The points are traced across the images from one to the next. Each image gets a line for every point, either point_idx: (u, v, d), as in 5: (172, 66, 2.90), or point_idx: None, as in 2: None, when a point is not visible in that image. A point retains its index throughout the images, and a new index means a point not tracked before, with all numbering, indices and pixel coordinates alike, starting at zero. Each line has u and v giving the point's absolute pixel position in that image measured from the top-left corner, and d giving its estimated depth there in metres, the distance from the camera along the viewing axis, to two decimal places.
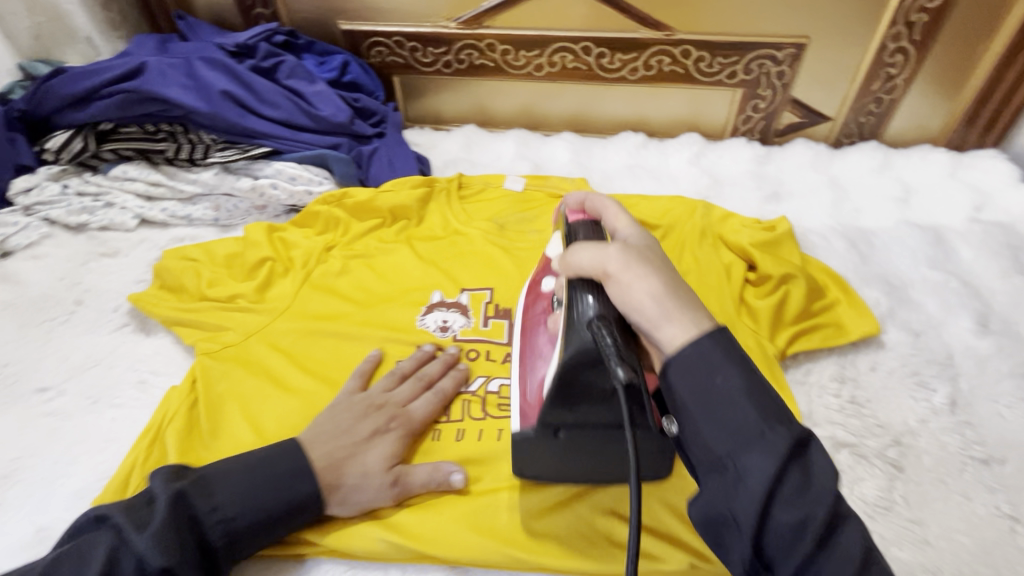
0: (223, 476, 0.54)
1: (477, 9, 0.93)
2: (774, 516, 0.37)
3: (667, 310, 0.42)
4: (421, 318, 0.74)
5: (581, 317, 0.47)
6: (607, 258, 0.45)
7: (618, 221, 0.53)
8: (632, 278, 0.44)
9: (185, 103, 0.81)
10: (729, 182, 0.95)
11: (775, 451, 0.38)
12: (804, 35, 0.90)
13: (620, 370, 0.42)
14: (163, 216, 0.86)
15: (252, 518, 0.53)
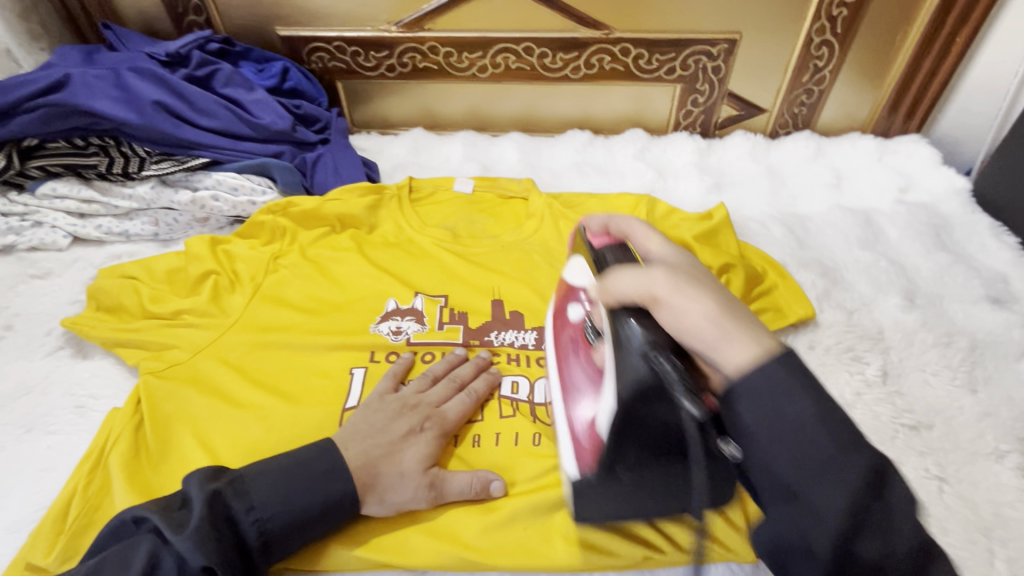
0: (259, 478, 0.52)
1: (417, 13, 0.93)
2: (854, 550, 0.36)
3: (724, 331, 0.42)
4: (375, 324, 0.74)
5: (639, 362, 0.44)
6: (652, 282, 0.45)
7: (649, 242, 0.55)
8: (685, 301, 0.44)
9: (115, 115, 0.78)
10: (674, 175, 0.97)
11: (848, 487, 0.36)
12: (735, 30, 0.93)
13: (691, 404, 0.40)
14: (98, 233, 0.84)
15: (288, 519, 0.51)
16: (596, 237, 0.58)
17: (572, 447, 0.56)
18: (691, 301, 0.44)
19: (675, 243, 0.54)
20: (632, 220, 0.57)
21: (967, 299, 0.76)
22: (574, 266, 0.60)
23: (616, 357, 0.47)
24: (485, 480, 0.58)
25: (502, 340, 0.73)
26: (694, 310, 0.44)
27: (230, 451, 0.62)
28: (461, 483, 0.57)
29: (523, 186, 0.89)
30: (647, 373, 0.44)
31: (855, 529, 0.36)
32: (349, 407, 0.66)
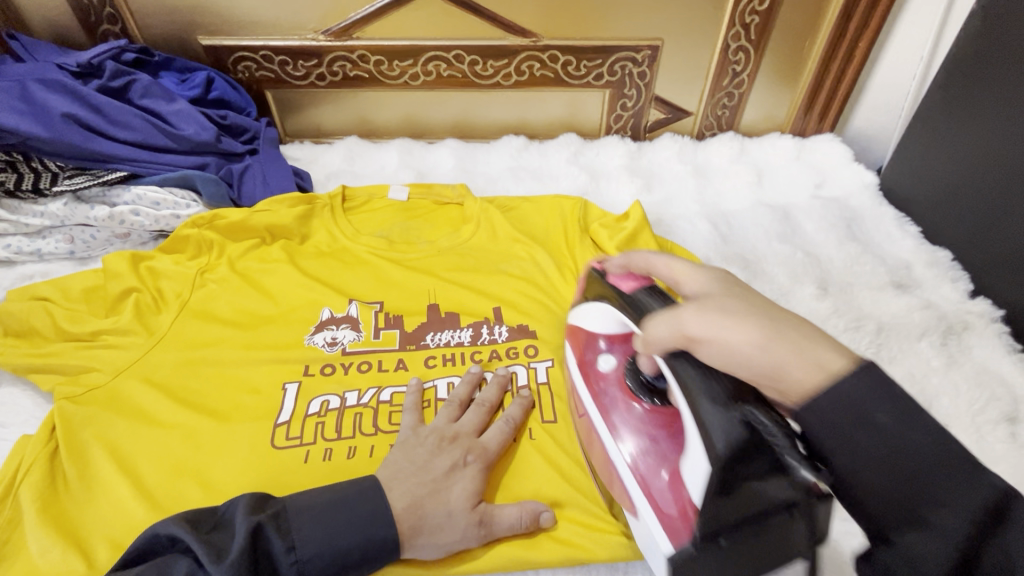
0: (306, 515, 0.50)
1: (345, 21, 0.93)
2: (845, 467, 0.38)
3: (776, 356, 0.41)
4: (309, 336, 0.72)
5: (713, 410, 0.41)
6: (687, 325, 0.43)
7: (678, 273, 0.50)
8: (726, 331, 0.42)
9: (20, 129, 0.74)
10: (606, 176, 1.00)
11: (815, 427, 0.39)
12: (657, 37, 0.97)
13: (764, 417, 0.39)
14: (6, 254, 0.79)
15: (329, 561, 0.49)
16: (623, 283, 0.55)
17: (646, 505, 0.51)
18: (731, 327, 0.42)
19: (703, 269, 0.48)
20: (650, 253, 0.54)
21: (874, 286, 0.81)
22: (587, 312, 0.60)
23: (691, 412, 0.42)
24: (533, 511, 0.57)
25: (439, 341, 0.73)
26: (735, 342, 0.42)
27: (152, 472, 0.60)
28: (509, 517, 0.56)
29: (458, 191, 0.90)
30: (737, 422, 0.39)
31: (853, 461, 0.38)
32: (280, 422, 0.64)
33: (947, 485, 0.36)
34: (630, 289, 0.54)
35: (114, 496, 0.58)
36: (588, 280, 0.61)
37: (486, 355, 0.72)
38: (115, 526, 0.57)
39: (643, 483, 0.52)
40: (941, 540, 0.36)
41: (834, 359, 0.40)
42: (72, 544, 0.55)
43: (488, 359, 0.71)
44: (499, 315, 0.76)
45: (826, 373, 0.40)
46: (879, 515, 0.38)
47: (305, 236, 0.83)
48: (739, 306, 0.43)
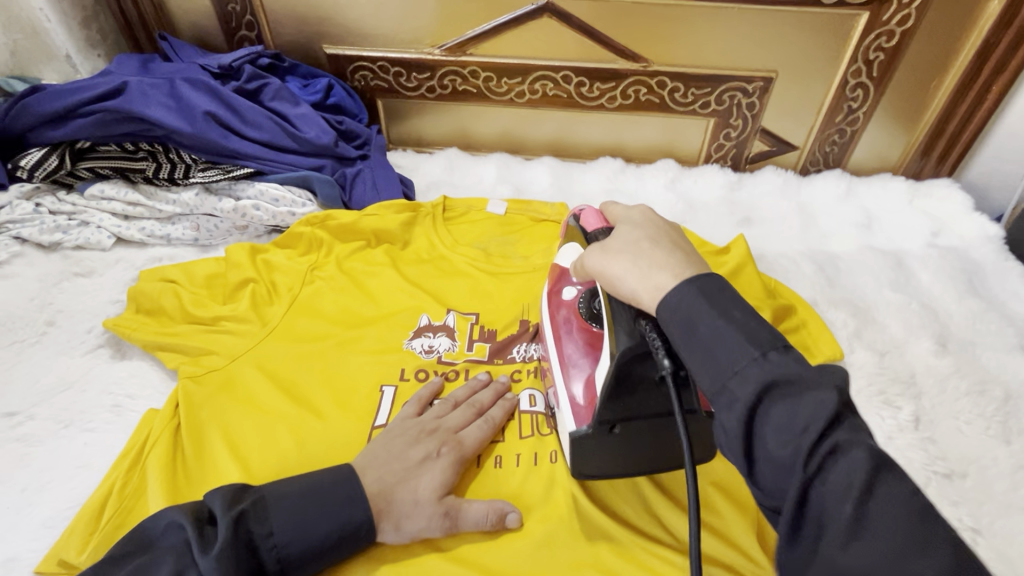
0: (302, 506, 0.50)
1: (461, 38, 0.96)
2: (766, 448, 0.36)
3: (641, 268, 0.44)
4: (408, 341, 0.74)
5: (626, 333, 0.48)
6: (586, 258, 0.50)
7: (618, 210, 0.53)
8: (607, 268, 0.47)
9: (167, 123, 0.81)
10: (704, 206, 0.98)
11: (743, 398, 0.36)
12: (772, 69, 0.95)
13: (665, 361, 0.44)
14: (140, 236, 0.85)
15: (306, 547, 0.49)
16: (585, 218, 0.59)
17: (563, 400, 0.56)
18: (615, 266, 0.46)
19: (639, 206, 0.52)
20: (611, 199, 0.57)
21: (1000, 347, 0.76)
22: (563, 249, 0.64)
23: (608, 334, 0.50)
24: (499, 508, 0.56)
25: (525, 355, 0.74)
26: (612, 273, 0.46)
27: (258, 467, 0.62)
28: (475, 513, 0.55)
29: (557, 211, 0.91)
30: (638, 334, 0.48)
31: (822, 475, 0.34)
32: (377, 425, 0.66)
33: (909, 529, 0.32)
34: (589, 227, 0.58)
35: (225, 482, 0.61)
36: (567, 226, 0.65)
37: None
38: None
39: (568, 376, 0.58)
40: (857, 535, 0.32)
41: (666, 280, 0.42)
42: None
43: None
44: None
45: (661, 293, 0.42)
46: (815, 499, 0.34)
47: (405, 242, 0.86)
48: (623, 244, 0.47)
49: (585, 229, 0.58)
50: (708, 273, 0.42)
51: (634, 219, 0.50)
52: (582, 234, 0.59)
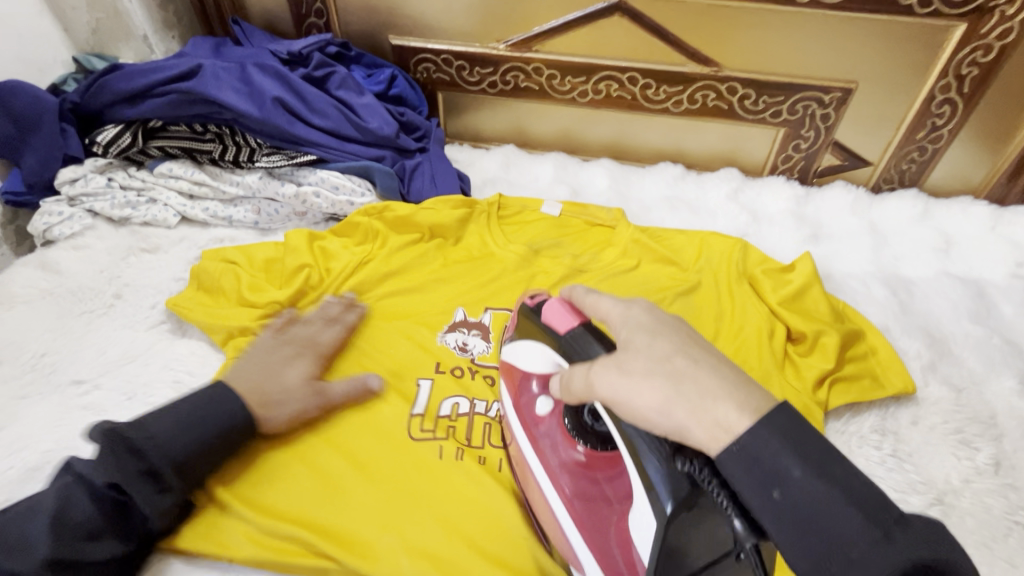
0: (169, 417, 0.56)
1: (528, 34, 0.94)
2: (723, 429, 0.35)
3: (684, 398, 0.37)
4: (443, 335, 0.74)
5: (657, 467, 0.39)
6: (596, 380, 0.42)
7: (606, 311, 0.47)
8: (628, 389, 0.39)
9: (236, 107, 0.82)
10: (768, 220, 0.94)
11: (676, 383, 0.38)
12: (852, 80, 0.90)
13: (738, 521, 0.35)
14: (204, 216, 0.87)
15: (157, 438, 0.55)
16: (551, 311, 0.53)
17: (592, 562, 0.49)
18: (638, 385, 0.39)
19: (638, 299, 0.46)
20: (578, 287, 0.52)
21: None
22: (526, 350, 0.57)
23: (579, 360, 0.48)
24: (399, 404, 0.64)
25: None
26: (642, 405, 0.39)
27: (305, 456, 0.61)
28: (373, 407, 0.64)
29: (613, 215, 0.88)
30: (682, 482, 0.38)
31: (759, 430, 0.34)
32: (414, 414, 0.65)
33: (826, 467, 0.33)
34: (554, 321, 0.52)
35: (268, 472, 0.60)
36: (520, 315, 0.59)
37: None
38: (271, 495, 0.58)
39: (572, 508, 0.52)
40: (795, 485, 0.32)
41: (732, 416, 0.35)
42: (246, 503, 0.58)
43: None
44: None
45: (726, 433, 0.35)
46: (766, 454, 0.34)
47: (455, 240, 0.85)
48: (646, 362, 0.40)
49: (555, 329, 0.52)
50: (762, 390, 0.37)
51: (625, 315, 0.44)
52: (547, 329, 0.53)
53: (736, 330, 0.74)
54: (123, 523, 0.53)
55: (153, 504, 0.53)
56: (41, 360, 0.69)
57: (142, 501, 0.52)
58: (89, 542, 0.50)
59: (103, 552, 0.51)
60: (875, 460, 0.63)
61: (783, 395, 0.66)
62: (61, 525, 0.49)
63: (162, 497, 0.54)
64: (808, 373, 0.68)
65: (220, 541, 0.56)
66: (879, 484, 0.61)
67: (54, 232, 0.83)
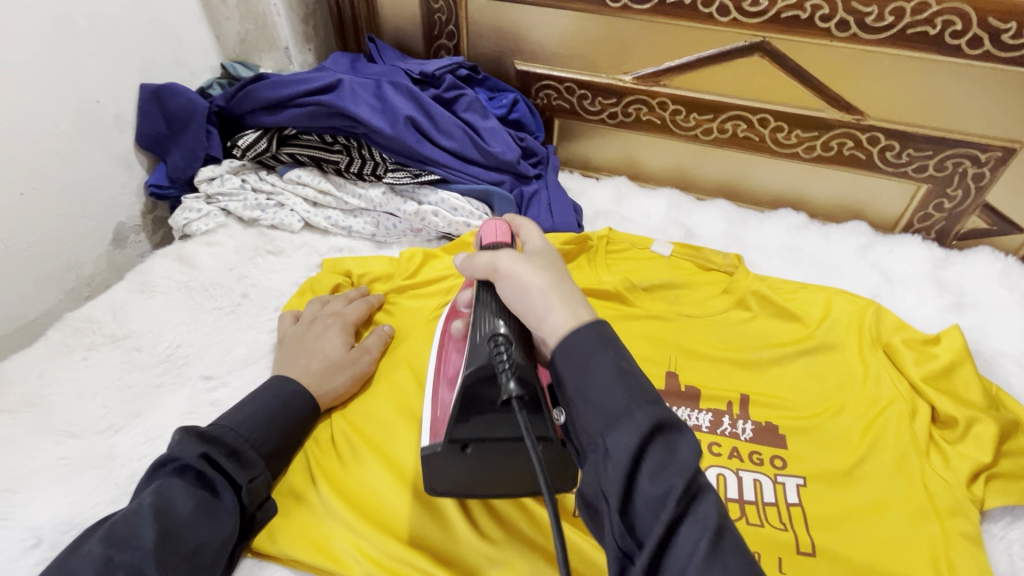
0: (244, 405, 0.60)
1: (657, 68, 0.92)
2: (580, 406, 0.40)
3: (548, 301, 0.45)
4: None
5: (488, 326, 0.48)
6: (501, 258, 0.49)
7: (531, 238, 0.54)
8: (523, 272, 0.47)
9: (371, 122, 0.85)
10: (904, 282, 0.87)
11: (634, 430, 0.38)
12: (1017, 139, 0.82)
13: (512, 385, 0.44)
14: (325, 224, 0.90)
15: (246, 415, 0.59)
16: (489, 228, 0.55)
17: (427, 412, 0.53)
18: (529, 270, 0.47)
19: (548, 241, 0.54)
20: (515, 218, 0.58)
21: None
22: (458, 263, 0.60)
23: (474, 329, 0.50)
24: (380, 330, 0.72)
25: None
26: (529, 284, 0.46)
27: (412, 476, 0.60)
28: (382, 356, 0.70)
29: (730, 261, 0.82)
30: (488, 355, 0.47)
31: (608, 400, 0.39)
32: None
33: (640, 434, 0.38)
34: (488, 239, 0.54)
35: (375, 485, 0.59)
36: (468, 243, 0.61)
37: (725, 450, 0.64)
38: (380, 511, 0.58)
39: (436, 385, 0.55)
40: (615, 438, 0.38)
41: (585, 312, 0.44)
42: (358, 517, 0.57)
43: (728, 456, 0.64)
44: (744, 408, 0.68)
45: (577, 321, 0.43)
46: (597, 416, 0.39)
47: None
48: (543, 263, 0.49)
49: (484, 243, 0.54)
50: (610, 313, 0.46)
51: (540, 246, 0.53)
52: (480, 248, 0.55)
53: (872, 401, 0.67)
54: (217, 511, 0.53)
55: (243, 475, 0.55)
56: (176, 351, 0.73)
57: (234, 475, 0.55)
58: (194, 526, 0.51)
59: (204, 535, 0.51)
60: None
61: (929, 485, 0.60)
62: (164, 511, 0.50)
63: (249, 472, 0.56)
64: (960, 466, 0.61)
65: (332, 556, 0.55)
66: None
67: (191, 227, 0.87)
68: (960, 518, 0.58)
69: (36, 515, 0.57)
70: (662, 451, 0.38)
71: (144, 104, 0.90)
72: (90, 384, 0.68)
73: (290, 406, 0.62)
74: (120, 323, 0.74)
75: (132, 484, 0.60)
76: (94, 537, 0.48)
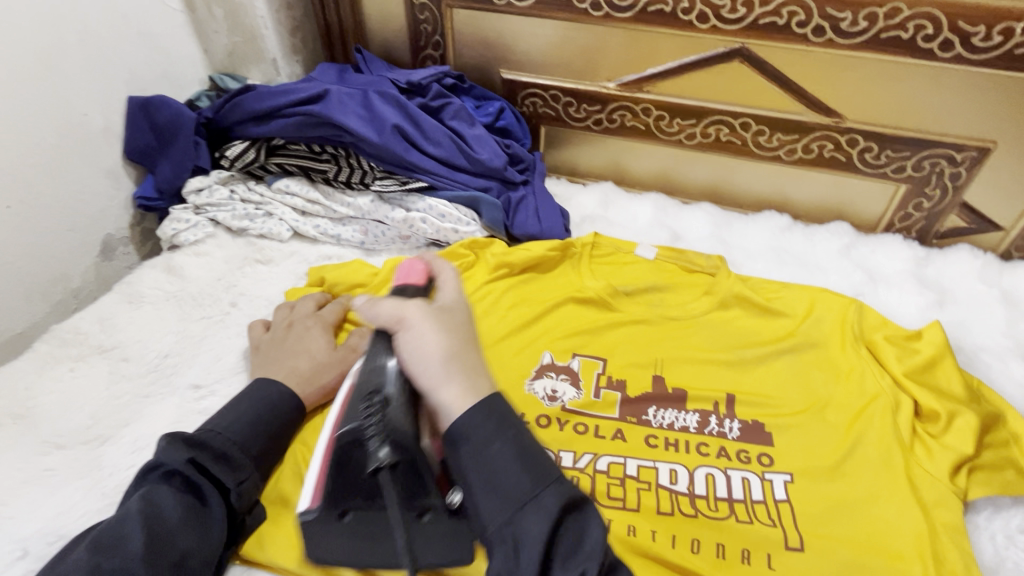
0: (231, 410, 0.60)
1: (641, 74, 0.94)
2: (474, 491, 0.44)
3: (448, 371, 0.48)
4: (529, 381, 0.71)
5: (381, 374, 0.49)
6: (407, 310, 0.50)
7: (444, 283, 0.57)
8: (429, 330, 0.50)
9: (358, 131, 0.86)
10: (886, 280, 0.88)
11: (537, 505, 0.42)
12: (991, 139, 0.84)
13: (382, 451, 0.46)
14: (314, 232, 0.90)
15: (234, 419, 0.59)
16: (405, 269, 0.59)
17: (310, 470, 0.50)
18: (433, 331, 0.50)
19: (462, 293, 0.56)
20: (433, 257, 0.61)
21: None
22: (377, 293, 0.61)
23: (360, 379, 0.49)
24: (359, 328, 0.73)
25: (660, 421, 0.67)
26: (433, 348, 0.49)
27: None
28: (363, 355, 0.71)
29: (713, 262, 0.83)
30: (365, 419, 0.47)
31: (499, 462, 0.44)
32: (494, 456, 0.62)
33: (547, 508, 0.43)
34: (403, 282, 0.57)
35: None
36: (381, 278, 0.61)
37: (714, 450, 0.65)
38: None
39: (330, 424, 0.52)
40: (514, 513, 0.42)
41: (481, 386, 0.48)
42: None
43: (716, 455, 0.64)
44: (730, 407, 0.69)
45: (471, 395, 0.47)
46: (494, 494, 0.43)
47: (546, 273, 0.83)
48: (451, 322, 0.52)
49: (401, 285, 0.57)
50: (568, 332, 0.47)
51: (452, 300, 0.55)
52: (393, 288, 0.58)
53: (856, 396, 0.68)
54: (203, 518, 0.53)
55: (232, 478, 0.55)
56: (164, 361, 0.72)
57: (223, 479, 0.55)
58: (183, 532, 0.51)
59: (194, 540, 0.51)
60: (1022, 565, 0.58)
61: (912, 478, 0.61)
62: (153, 519, 0.50)
63: (238, 475, 0.56)
64: (943, 458, 0.62)
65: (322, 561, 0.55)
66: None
67: (180, 238, 0.87)
68: (944, 509, 0.59)
69: (21, 527, 0.56)
70: (567, 522, 0.43)
71: (132, 116, 0.90)
72: (77, 396, 0.68)
73: (278, 412, 0.62)
74: (108, 333, 0.74)
75: (119, 494, 0.60)
76: (83, 546, 0.48)
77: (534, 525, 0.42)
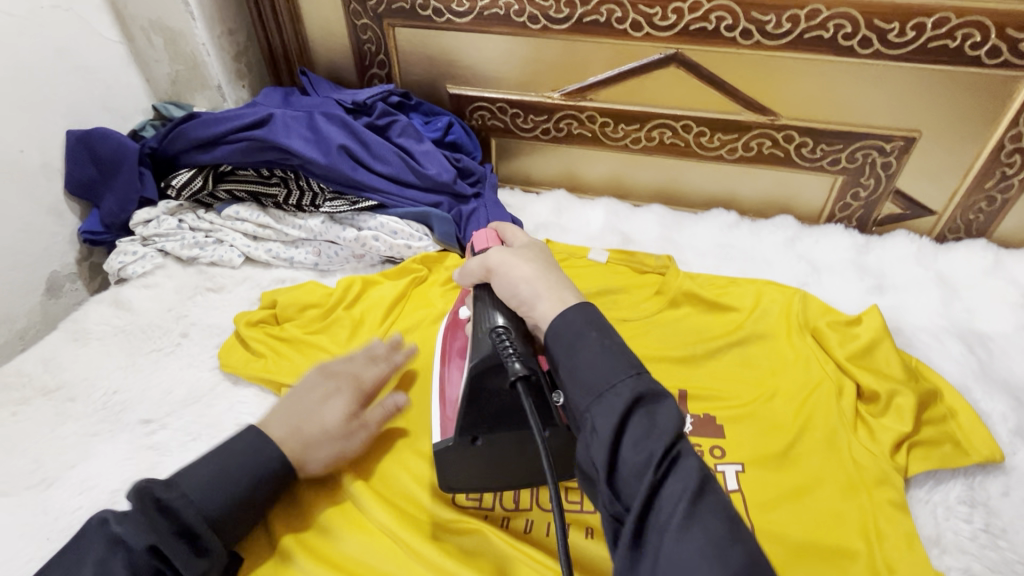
0: (216, 478, 0.52)
1: (583, 83, 0.96)
2: (564, 378, 0.45)
3: (536, 289, 0.52)
4: None
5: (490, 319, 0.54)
6: (492, 254, 0.57)
7: (515, 237, 0.63)
8: (515, 263, 0.55)
9: (304, 154, 0.86)
10: (829, 270, 0.92)
11: (613, 396, 0.41)
12: (915, 129, 0.88)
13: (517, 365, 0.49)
14: (266, 257, 0.89)
15: (214, 491, 0.52)
16: (478, 239, 0.65)
17: (437, 412, 0.58)
18: (520, 263, 0.55)
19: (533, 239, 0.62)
20: (498, 224, 0.67)
21: None
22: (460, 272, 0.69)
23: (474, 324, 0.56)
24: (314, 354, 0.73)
25: None
26: (520, 276, 0.54)
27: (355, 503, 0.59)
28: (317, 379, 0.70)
29: (662, 262, 0.85)
30: (490, 346, 0.52)
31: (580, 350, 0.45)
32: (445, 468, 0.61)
33: (619, 389, 0.42)
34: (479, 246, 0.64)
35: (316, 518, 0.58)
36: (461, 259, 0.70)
37: None
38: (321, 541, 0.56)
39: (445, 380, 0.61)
40: (589, 398, 0.42)
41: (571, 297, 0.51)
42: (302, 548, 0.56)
43: None
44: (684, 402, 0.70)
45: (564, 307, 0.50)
46: (573, 378, 0.44)
47: None
48: (530, 254, 0.57)
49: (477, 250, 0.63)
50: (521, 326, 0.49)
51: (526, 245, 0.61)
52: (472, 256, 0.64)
53: (801, 382, 0.70)
54: None
55: (190, 566, 0.48)
56: (113, 398, 0.71)
57: (181, 567, 0.47)
58: None
59: None
60: (964, 535, 0.61)
61: (854, 457, 0.63)
62: None
63: (201, 562, 0.49)
64: (883, 438, 0.64)
65: None
66: (973, 562, 0.59)
67: (127, 270, 0.86)
68: (887, 487, 0.61)
69: None
70: (638, 407, 0.41)
71: (72, 150, 0.89)
72: (22, 440, 0.66)
73: None
74: (53, 374, 0.73)
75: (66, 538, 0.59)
76: None
77: (606, 403, 0.41)
